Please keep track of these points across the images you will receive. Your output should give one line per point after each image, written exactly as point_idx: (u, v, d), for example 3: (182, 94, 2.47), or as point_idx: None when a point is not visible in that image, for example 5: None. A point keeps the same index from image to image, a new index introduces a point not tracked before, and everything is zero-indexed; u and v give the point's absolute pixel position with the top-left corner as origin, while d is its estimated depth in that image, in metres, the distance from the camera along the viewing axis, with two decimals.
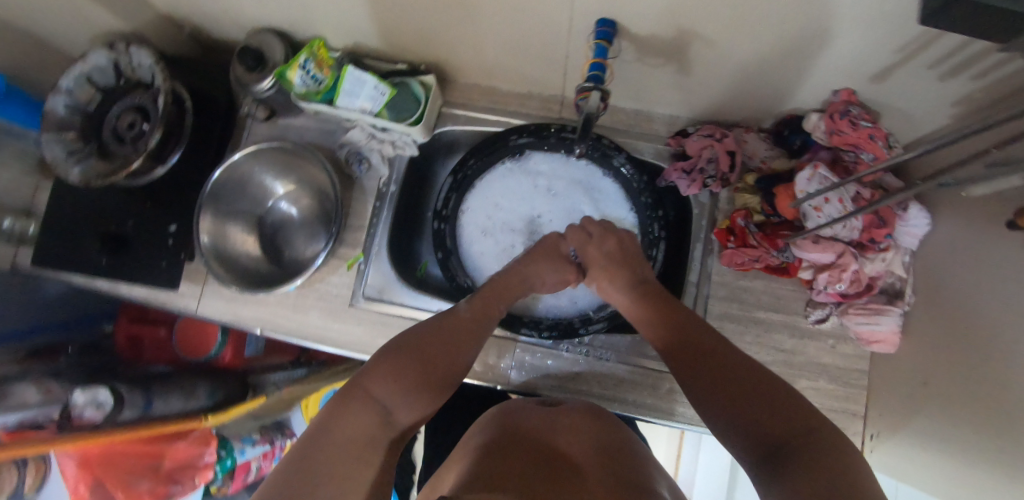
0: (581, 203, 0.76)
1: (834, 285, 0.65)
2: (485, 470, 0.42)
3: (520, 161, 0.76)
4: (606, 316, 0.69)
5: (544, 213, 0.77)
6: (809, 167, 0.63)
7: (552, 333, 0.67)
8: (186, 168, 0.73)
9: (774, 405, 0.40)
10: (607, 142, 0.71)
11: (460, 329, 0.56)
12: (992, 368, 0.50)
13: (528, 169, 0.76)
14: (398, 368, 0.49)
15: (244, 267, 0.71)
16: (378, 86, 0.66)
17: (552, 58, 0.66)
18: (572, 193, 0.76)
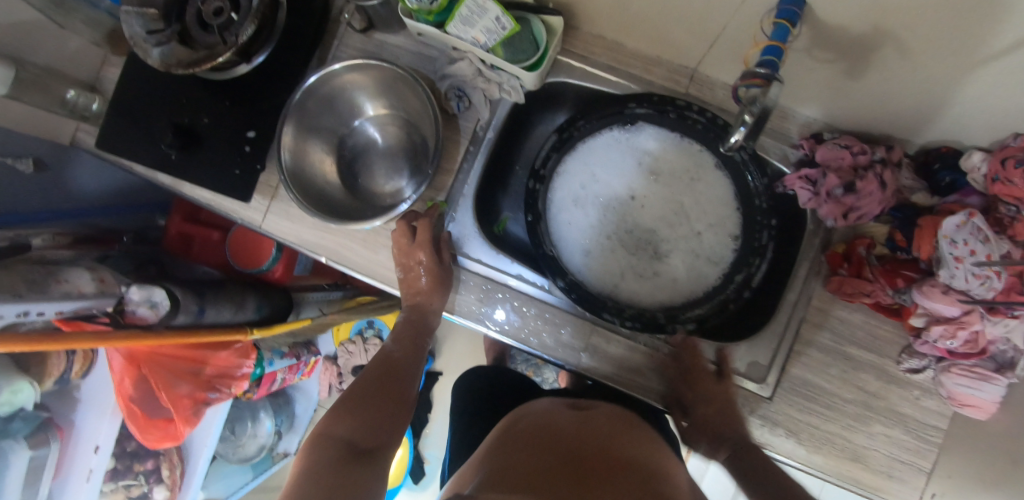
0: (685, 192, 0.69)
1: (945, 340, 0.59)
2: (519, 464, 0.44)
3: (630, 132, 0.69)
4: (694, 318, 0.64)
5: (638, 194, 0.70)
6: (963, 212, 0.56)
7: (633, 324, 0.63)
8: (272, 71, 0.67)
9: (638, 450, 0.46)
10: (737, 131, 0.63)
11: (399, 367, 0.61)
12: None
13: (636, 143, 0.70)
14: (352, 411, 0.52)
15: (320, 191, 0.66)
16: (501, 18, 0.57)
17: (705, 27, 0.57)
18: (676, 179, 0.69)
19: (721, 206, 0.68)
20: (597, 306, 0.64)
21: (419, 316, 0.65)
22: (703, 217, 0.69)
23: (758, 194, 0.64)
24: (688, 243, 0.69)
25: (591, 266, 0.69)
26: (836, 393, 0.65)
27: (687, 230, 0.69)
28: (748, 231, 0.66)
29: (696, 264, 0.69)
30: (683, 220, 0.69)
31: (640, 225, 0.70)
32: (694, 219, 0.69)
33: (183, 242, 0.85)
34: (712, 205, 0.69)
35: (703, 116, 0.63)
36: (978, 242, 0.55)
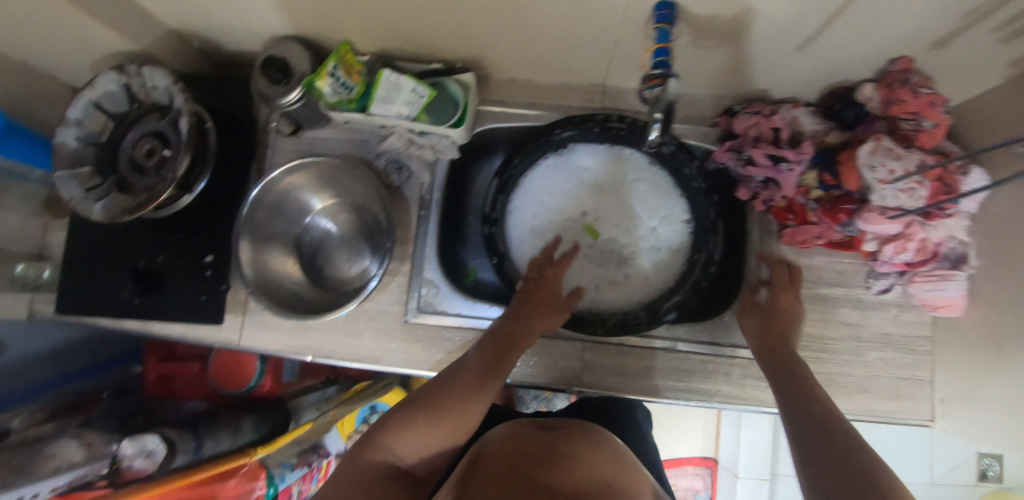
0: (631, 195, 0.74)
1: (899, 255, 0.64)
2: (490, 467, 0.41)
3: (565, 157, 0.74)
4: (674, 307, 0.66)
5: (589, 209, 0.74)
6: (870, 139, 0.61)
7: (620, 331, 0.65)
8: (216, 194, 0.69)
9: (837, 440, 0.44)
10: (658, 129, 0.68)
11: (480, 373, 0.56)
12: None
13: (573, 165, 0.74)
14: (419, 407, 0.52)
15: (289, 294, 0.67)
16: (417, 89, 0.63)
17: (600, 47, 0.63)
18: (619, 186, 0.74)
19: (664, 198, 0.73)
20: (582, 324, 0.66)
21: (518, 333, 0.60)
22: (653, 213, 0.73)
23: (694, 178, 0.69)
24: (647, 239, 0.73)
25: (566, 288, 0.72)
26: (825, 334, 0.69)
27: (642, 228, 0.73)
28: (697, 213, 0.70)
29: (660, 257, 0.72)
30: (636, 220, 0.74)
31: (599, 236, 0.73)
32: (646, 217, 0.73)
33: (164, 383, 0.83)
34: (657, 201, 0.73)
35: (623, 123, 0.68)
36: (892, 161, 0.60)
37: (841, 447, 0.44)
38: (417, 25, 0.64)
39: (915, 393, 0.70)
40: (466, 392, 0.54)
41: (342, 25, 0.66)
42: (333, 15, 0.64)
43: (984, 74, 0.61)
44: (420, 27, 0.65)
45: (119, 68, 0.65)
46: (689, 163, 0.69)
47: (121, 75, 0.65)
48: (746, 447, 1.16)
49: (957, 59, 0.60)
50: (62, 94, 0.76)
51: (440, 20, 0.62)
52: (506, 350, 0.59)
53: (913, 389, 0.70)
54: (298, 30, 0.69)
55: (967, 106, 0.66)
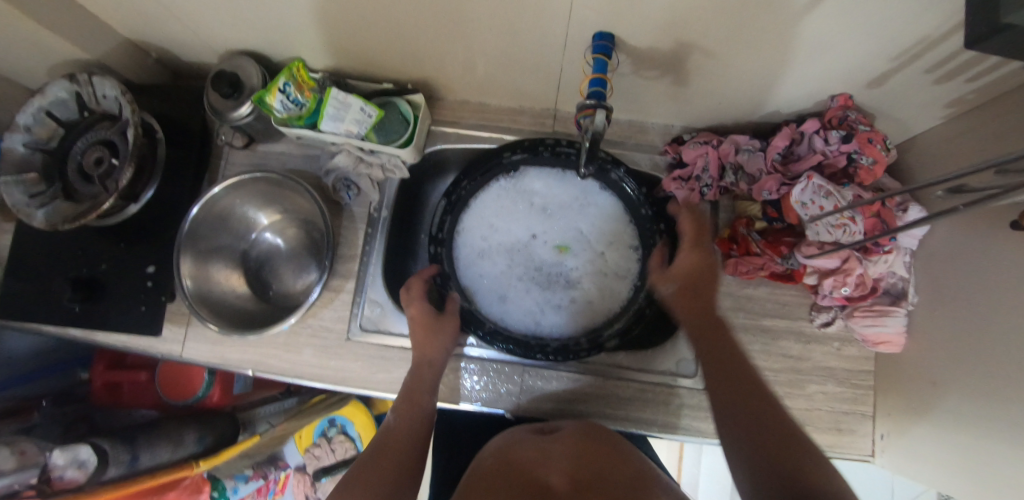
0: (579, 220, 0.74)
1: (839, 289, 0.64)
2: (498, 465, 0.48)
3: (516, 179, 0.74)
4: (616, 334, 0.67)
5: (538, 232, 0.74)
6: (804, 176, 0.61)
7: (559, 357, 0.65)
8: (163, 205, 0.69)
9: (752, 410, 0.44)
10: (605, 157, 0.69)
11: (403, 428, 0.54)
12: (1001, 370, 0.51)
13: (524, 188, 0.74)
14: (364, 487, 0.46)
15: (231, 308, 0.67)
16: (365, 108, 0.63)
17: (546, 73, 0.64)
18: (569, 210, 0.74)
19: (613, 224, 0.73)
20: (523, 347, 0.66)
21: (416, 387, 0.59)
22: (601, 239, 0.73)
23: (641, 205, 0.69)
24: (594, 265, 0.73)
25: (510, 311, 0.72)
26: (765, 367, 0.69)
27: (589, 253, 0.73)
28: (644, 239, 0.71)
29: (606, 283, 0.72)
30: (584, 245, 0.74)
31: (547, 260, 0.73)
32: (594, 243, 0.73)
33: (110, 389, 0.83)
34: (606, 226, 0.73)
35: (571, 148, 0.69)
36: (823, 198, 0.59)
37: (748, 397, 0.45)
38: (367, 47, 0.65)
39: (856, 427, 0.70)
40: (398, 461, 0.50)
41: (294, 43, 0.67)
42: (284, 33, 0.65)
43: (923, 115, 0.62)
44: (368, 47, 0.65)
45: (70, 77, 0.67)
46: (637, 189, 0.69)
47: (72, 84, 0.67)
48: (706, 471, 1.15)
49: (896, 99, 0.61)
50: (21, 98, 0.76)
51: (387, 41, 0.63)
52: (413, 413, 0.56)
53: (853, 422, 0.70)
54: (252, 46, 0.70)
55: (910, 144, 0.67)
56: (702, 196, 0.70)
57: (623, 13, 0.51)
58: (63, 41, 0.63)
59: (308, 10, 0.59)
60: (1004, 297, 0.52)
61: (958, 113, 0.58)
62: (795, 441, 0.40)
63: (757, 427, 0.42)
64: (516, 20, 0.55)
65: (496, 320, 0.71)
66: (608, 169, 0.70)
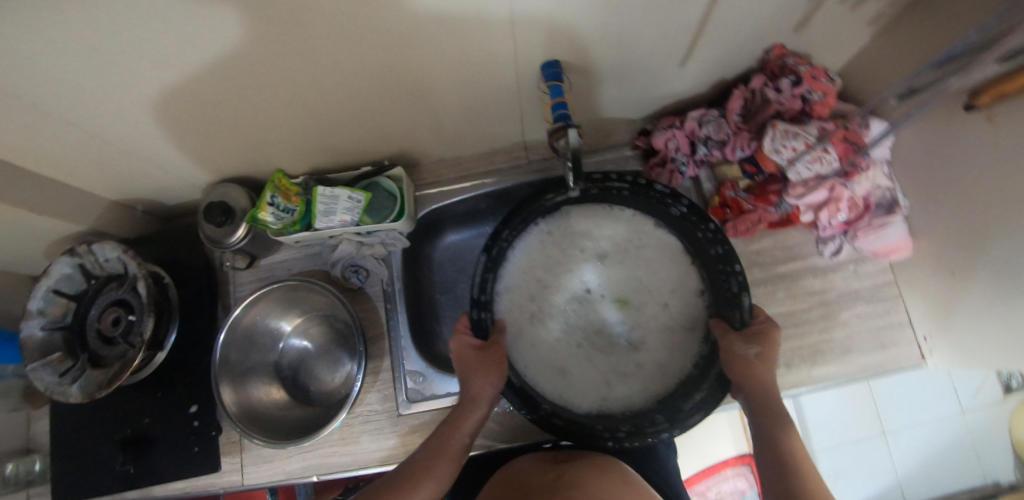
0: (637, 267, 0.67)
1: (836, 217, 0.67)
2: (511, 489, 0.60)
3: (558, 222, 0.67)
4: (698, 407, 0.59)
5: (590, 283, 0.68)
6: (769, 126, 0.65)
7: (635, 442, 0.58)
8: (189, 343, 0.71)
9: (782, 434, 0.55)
10: (663, 190, 0.63)
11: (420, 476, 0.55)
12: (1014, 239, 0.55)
13: (570, 231, 0.67)
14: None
15: (279, 421, 0.67)
16: (352, 195, 0.66)
17: (508, 111, 0.69)
18: (622, 255, 0.67)
19: (675, 270, 0.65)
20: (591, 436, 0.59)
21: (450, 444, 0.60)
22: (660, 290, 0.66)
23: (710, 243, 0.61)
24: (654, 320, 0.66)
25: (569, 384, 0.64)
26: (795, 310, 0.71)
27: (654, 306, 0.66)
28: (713, 285, 0.62)
29: (672, 339, 0.64)
30: (645, 297, 0.67)
31: (600, 318, 0.67)
32: (660, 291, 0.66)
33: None
34: (666, 274, 0.66)
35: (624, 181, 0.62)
36: (793, 140, 0.63)
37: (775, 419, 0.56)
38: (339, 140, 0.70)
39: (899, 339, 0.71)
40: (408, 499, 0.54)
41: (271, 157, 0.71)
42: (261, 150, 0.69)
43: (850, 43, 0.67)
44: (340, 139, 0.70)
45: (70, 252, 0.69)
46: (705, 227, 0.61)
47: (73, 257, 0.69)
48: None
49: (825, 38, 0.66)
50: (22, 286, 0.78)
51: (357, 128, 0.67)
52: (437, 461, 0.58)
53: (895, 335, 0.71)
54: (231, 171, 0.73)
55: (848, 71, 0.72)
56: (683, 174, 0.74)
57: (565, 40, 0.56)
58: (60, 221, 0.66)
59: (280, 122, 0.63)
60: (989, 172, 0.56)
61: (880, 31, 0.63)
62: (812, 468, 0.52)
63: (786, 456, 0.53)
64: (470, 74, 0.59)
65: (557, 402, 0.63)
66: (667, 204, 0.63)
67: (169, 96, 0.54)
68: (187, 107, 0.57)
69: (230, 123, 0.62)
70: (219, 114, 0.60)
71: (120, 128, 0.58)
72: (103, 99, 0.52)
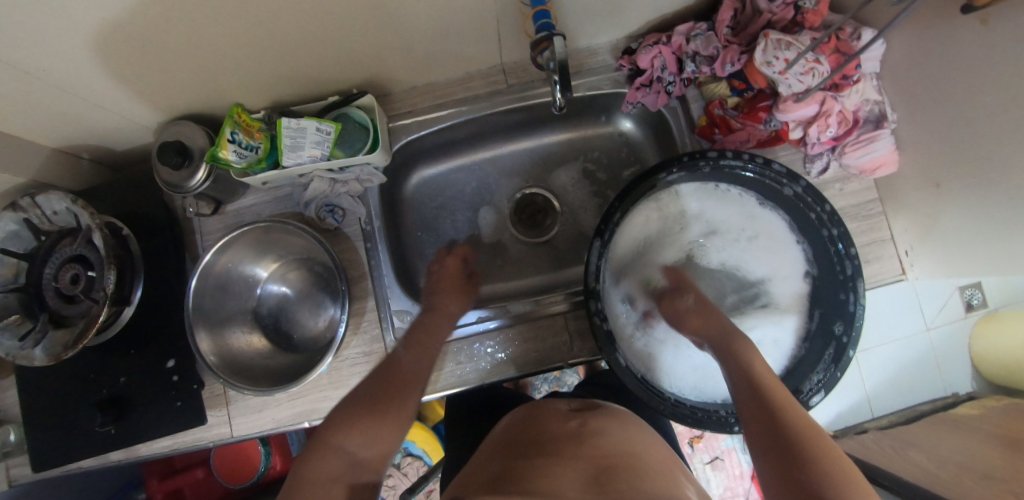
0: (737, 253, 0.69)
1: (825, 132, 0.66)
2: (516, 433, 0.55)
3: (663, 201, 0.67)
4: (819, 387, 0.58)
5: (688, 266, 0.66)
6: (760, 37, 0.62)
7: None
8: (158, 297, 0.67)
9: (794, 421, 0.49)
10: (780, 169, 0.60)
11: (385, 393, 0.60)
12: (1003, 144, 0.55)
13: (671, 215, 0.68)
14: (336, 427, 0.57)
15: (264, 369, 0.65)
16: (320, 126, 0.63)
17: (482, 29, 0.64)
18: (727, 239, 0.69)
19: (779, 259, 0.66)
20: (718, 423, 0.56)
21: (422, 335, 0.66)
22: (775, 266, 0.67)
23: (823, 224, 0.59)
24: (768, 295, 0.67)
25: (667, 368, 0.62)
26: None
27: (757, 291, 0.68)
28: (824, 267, 0.61)
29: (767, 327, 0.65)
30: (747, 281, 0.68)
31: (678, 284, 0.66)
32: (763, 275, 0.67)
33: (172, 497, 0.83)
34: (773, 257, 0.67)
35: (740, 160, 0.60)
36: (785, 50, 0.61)
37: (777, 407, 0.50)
38: (301, 66, 0.63)
39: (881, 254, 0.72)
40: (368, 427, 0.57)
41: (225, 89, 0.65)
42: (212, 80, 0.62)
43: None
44: (301, 65, 0.63)
45: (13, 205, 0.62)
46: (820, 208, 0.59)
47: (17, 212, 0.62)
48: None
49: None
50: None
51: (319, 51, 0.61)
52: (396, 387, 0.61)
53: (878, 250, 0.72)
54: (183, 107, 0.66)
55: None
56: (670, 94, 0.71)
57: None
58: None
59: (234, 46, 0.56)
60: (983, 74, 0.55)
61: None
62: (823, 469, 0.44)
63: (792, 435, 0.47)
64: None
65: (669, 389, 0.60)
66: (782, 184, 0.60)
67: (97, 13, 0.47)
68: (123, 28, 0.49)
69: (177, 48, 0.54)
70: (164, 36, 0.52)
71: (47, 57, 0.51)
72: (18, 21, 0.45)
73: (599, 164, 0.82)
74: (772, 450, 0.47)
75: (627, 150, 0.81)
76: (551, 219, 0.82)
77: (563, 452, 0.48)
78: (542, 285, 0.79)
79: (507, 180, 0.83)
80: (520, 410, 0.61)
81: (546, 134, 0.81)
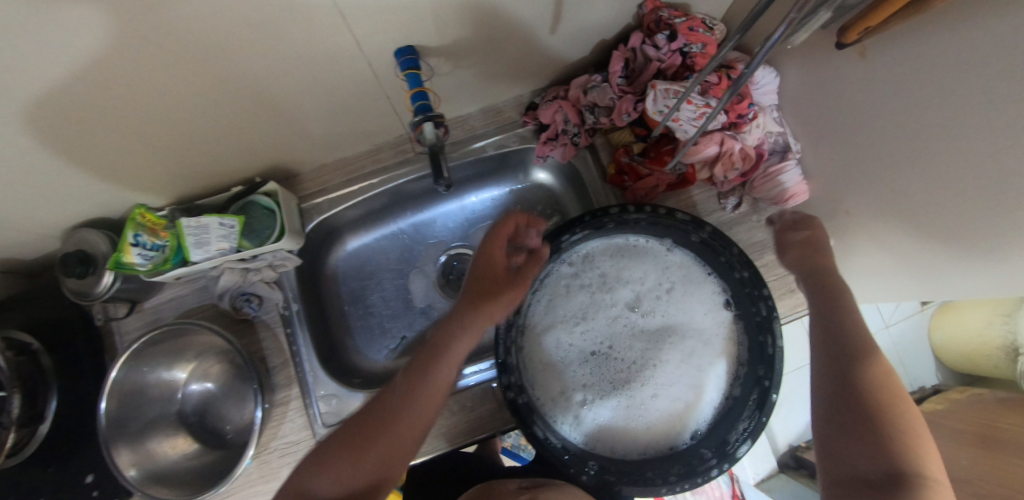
0: (669, 301, 0.64)
1: (731, 171, 0.67)
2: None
3: (584, 263, 0.66)
4: (745, 436, 0.56)
5: (618, 311, 0.65)
6: (650, 87, 0.62)
7: (686, 486, 0.56)
8: (74, 409, 0.65)
9: (884, 380, 0.50)
10: (684, 217, 0.61)
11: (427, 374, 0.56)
12: (900, 171, 0.55)
13: (597, 274, 0.66)
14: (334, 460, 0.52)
15: (191, 475, 0.64)
16: (222, 221, 0.63)
17: (377, 106, 0.64)
18: (658, 280, 0.65)
19: (716, 308, 0.63)
20: (646, 485, 0.55)
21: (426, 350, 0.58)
22: (713, 315, 0.63)
23: (734, 268, 0.60)
24: (710, 332, 0.62)
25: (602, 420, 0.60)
26: None
27: (703, 342, 0.62)
28: (742, 310, 0.61)
29: (709, 364, 0.61)
30: (688, 332, 0.63)
31: (604, 334, 0.64)
32: (704, 326, 0.63)
33: None
34: (704, 301, 0.63)
35: (642, 213, 0.61)
36: (674, 98, 0.61)
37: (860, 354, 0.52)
38: (197, 163, 0.63)
39: None
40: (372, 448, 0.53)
41: (123, 193, 0.64)
42: (108, 186, 0.61)
43: None
44: (196, 163, 0.63)
45: None
46: (728, 252, 0.60)
47: None
48: None
49: None
50: None
51: (211, 148, 0.61)
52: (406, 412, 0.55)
53: None
54: (86, 214, 0.66)
55: (729, 18, 0.70)
56: (577, 145, 0.72)
57: (408, 23, 0.50)
58: None
59: (121, 152, 0.56)
60: (868, 104, 0.55)
61: None
62: (880, 432, 0.47)
63: (881, 401, 0.49)
64: (316, 74, 0.54)
65: (601, 452, 0.59)
66: (690, 232, 0.62)
67: None
68: None
69: (58, 163, 0.54)
70: (41, 159, 0.52)
71: None
72: None
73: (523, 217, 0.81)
74: (839, 405, 0.50)
75: (548, 200, 0.81)
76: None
77: None
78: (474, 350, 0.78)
79: (432, 244, 0.82)
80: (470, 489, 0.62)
81: (467, 192, 0.81)
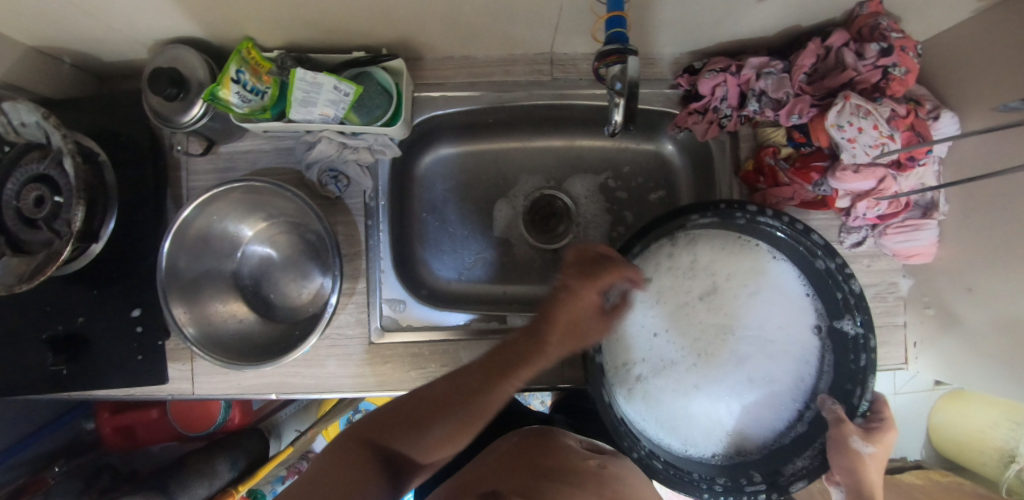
0: (756, 311, 0.62)
1: (872, 209, 0.63)
2: (510, 458, 0.50)
3: (685, 247, 0.63)
4: (802, 473, 0.56)
5: (703, 303, 0.63)
6: (839, 96, 0.56)
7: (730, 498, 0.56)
8: (133, 235, 0.61)
9: None
10: (819, 241, 0.55)
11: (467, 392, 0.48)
12: None
13: (693, 261, 0.63)
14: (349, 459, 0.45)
15: (239, 341, 0.61)
16: (339, 86, 0.55)
17: (543, 15, 0.56)
18: (754, 285, 0.62)
19: (799, 330, 0.61)
20: (689, 486, 0.55)
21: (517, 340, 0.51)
22: (793, 337, 0.61)
23: (846, 306, 0.55)
24: (782, 351, 0.61)
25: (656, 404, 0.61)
26: None
27: (772, 356, 0.62)
28: (839, 355, 0.58)
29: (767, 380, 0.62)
30: (766, 344, 0.62)
31: (683, 320, 0.63)
32: (781, 344, 0.61)
33: (122, 434, 0.80)
34: (790, 320, 0.61)
35: (778, 221, 0.55)
36: (862, 118, 0.55)
37: None
38: (330, 14, 0.55)
39: (889, 338, 0.71)
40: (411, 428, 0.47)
41: (238, 21, 0.57)
42: (229, 9, 0.54)
43: (951, 10, 0.57)
44: (329, 13, 0.55)
45: None
46: (847, 288, 0.54)
47: None
48: None
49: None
50: None
51: (352, 3, 0.53)
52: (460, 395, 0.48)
53: (887, 334, 0.71)
54: (190, 30, 0.58)
55: (935, 43, 0.63)
56: (722, 127, 0.66)
57: None
58: None
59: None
60: None
61: (992, 3, 0.54)
62: None
63: None
64: None
65: (649, 439, 0.59)
66: (816, 256, 0.55)
67: None
68: None
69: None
70: None
71: None
72: None
73: (627, 181, 0.77)
74: None
75: (660, 173, 0.76)
76: (562, 230, 0.77)
77: (583, 484, 0.44)
78: (538, 297, 0.74)
79: (528, 177, 0.77)
80: (526, 434, 0.57)
81: (580, 136, 0.75)
